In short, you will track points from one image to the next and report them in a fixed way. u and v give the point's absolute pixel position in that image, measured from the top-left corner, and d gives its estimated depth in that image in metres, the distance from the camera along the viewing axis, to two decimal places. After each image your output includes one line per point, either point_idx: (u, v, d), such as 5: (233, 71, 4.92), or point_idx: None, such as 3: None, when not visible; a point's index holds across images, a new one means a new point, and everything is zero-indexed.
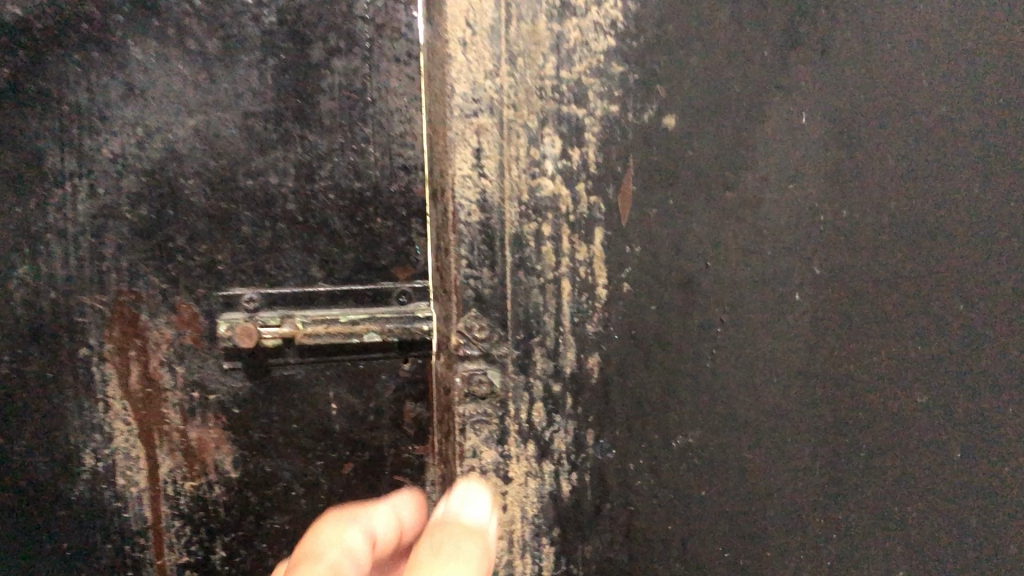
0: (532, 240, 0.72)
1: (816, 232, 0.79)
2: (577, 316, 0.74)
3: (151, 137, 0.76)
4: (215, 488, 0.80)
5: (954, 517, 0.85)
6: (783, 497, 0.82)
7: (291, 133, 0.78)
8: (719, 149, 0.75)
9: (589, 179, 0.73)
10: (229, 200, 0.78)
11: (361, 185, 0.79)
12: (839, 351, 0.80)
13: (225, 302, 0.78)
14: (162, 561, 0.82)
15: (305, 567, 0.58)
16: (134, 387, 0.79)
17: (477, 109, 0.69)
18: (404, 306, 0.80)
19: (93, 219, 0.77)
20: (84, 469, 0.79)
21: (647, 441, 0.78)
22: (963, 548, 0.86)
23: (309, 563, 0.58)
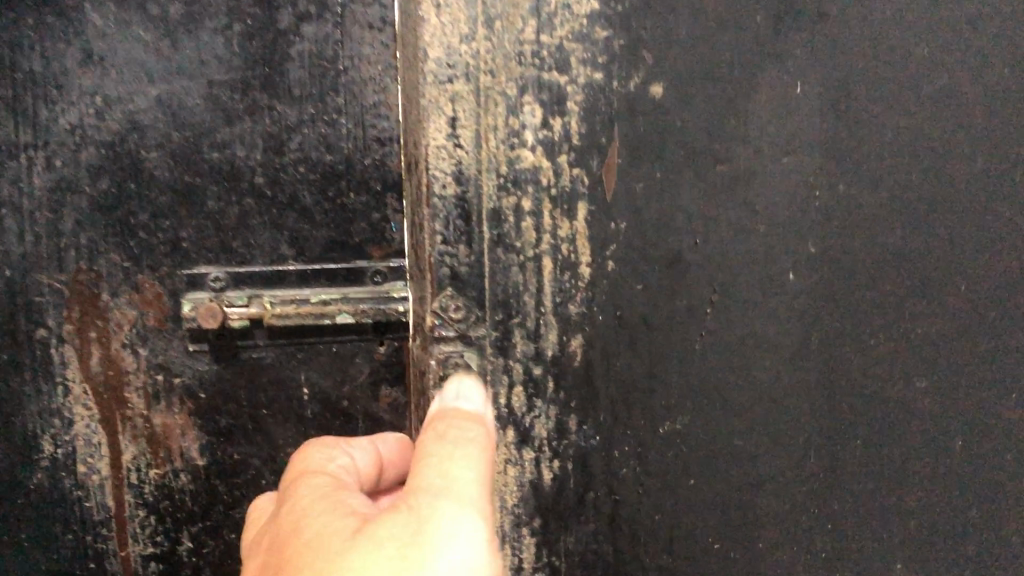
0: (511, 215, 0.68)
1: (811, 208, 0.75)
2: (559, 296, 0.70)
3: (110, 106, 0.72)
4: (181, 476, 0.77)
5: (950, 506, 0.82)
6: (776, 486, 0.78)
7: (258, 103, 0.74)
8: (709, 119, 0.71)
9: (572, 151, 0.69)
10: (194, 173, 0.74)
11: (333, 159, 0.75)
12: (834, 332, 0.77)
13: (190, 281, 0.75)
14: (126, 552, 0.77)
15: (307, 479, 0.56)
16: (95, 370, 0.75)
17: (452, 75, 0.65)
18: (378, 286, 0.76)
19: (50, 193, 0.73)
20: (42, 456, 0.75)
21: (632, 427, 0.74)
22: (960, 538, 0.83)
23: (310, 475, 0.57)
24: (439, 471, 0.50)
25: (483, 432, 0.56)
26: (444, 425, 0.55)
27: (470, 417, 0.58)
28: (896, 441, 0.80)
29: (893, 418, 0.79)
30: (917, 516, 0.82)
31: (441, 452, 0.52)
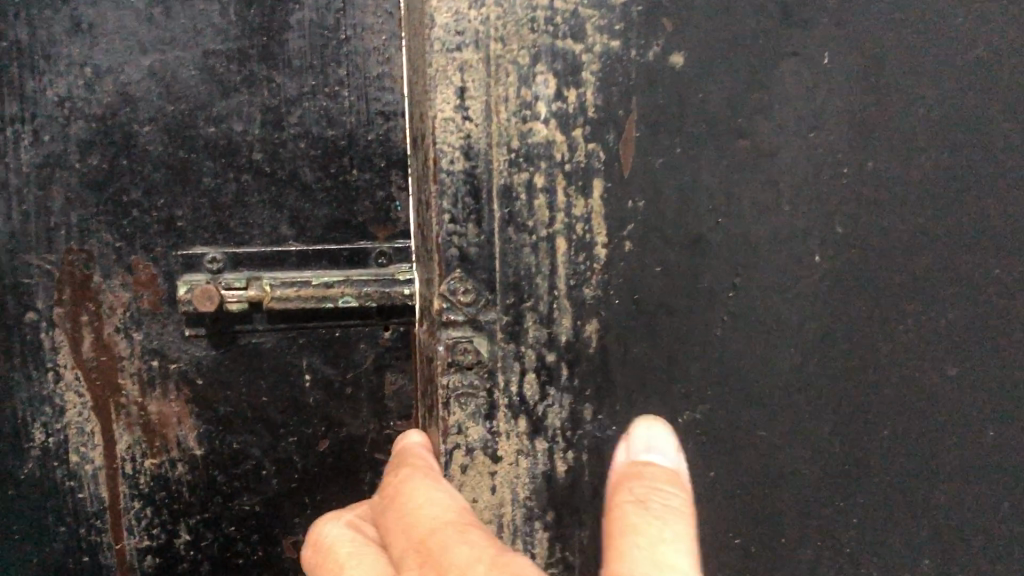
0: (523, 192, 0.64)
1: (842, 185, 0.69)
2: (573, 278, 0.66)
3: (100, 77, 0.69)
4: (178, 466, 0.73)
5: (993, 506, 0.75)
6: (810, 485, 0.73)
7: (256, 75, 0.70)
8: (734, 90, 0.67)
9: (587, 124, 0.65)
10: (188, 148, 0.70)
11: (334, 134, 0.71)
12: (870, 320, 0.71)
13: (185, 262, 0.71)
14: (121, 546, 0.74)
15: (428, 499, 0.56)
16: (88, 356, 0.72)
17: (460, 43, 0.62)
18: (382, 268, 0.72)
19: (38, 169, 0.69)
20: (33, 444, 0.72)
21: (650, 416, 0.69)
22: (1004, 542, 0.76)
23: (431, 493, 0.57)
24: (648, 561, 0.52)
25: (682, 496, 0.58)
26: (647, 488, 0.58)
27: (663, 449, 0.64)
28: (938, 439, 0.74)
29: (934, 413, 0.73)
30: (961, 520, 0.75)
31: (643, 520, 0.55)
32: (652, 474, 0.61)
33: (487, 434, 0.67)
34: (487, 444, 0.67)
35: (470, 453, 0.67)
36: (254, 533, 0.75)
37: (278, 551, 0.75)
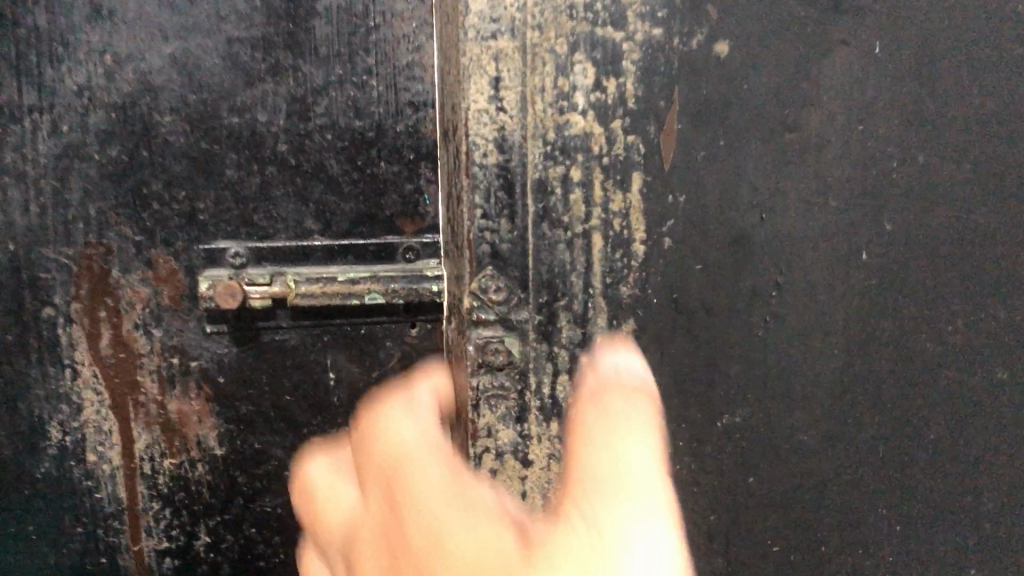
0: (558, 186, 0.61)
1: (892, 181, 0.66)
2: (609, 277, 0.63)
3: (120, 65, 0.66)
4: (198, 466, 0.71)
5: None
6: (855, 493, 0.70)
7: (281, 64, 0.68)
8: (783, 81, 0.63)
9: (627, 116, 0.61)
10: (211, 139, 0.68)
11: (362, 125, 0.69)
12: (920, 323, 0.68)
13: (207, 257, 0.69)
14: (139, 547, 0.72)
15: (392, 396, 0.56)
16: (106, 353, 0.70)
17: (495, 30, 0.58)
18: (411, 264, 0.70)
19: (56, 160, 0.67)
20: (50, 443, 0.70)
21: (688, 420, 0.66)
22: None
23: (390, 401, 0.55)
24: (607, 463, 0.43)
25: (650, 410, 0.46)
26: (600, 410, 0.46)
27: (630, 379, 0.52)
28: (989, 447, 0.71)
29: (987, 421, 0.70)
30: (1014, 531, 0.72)
31: (605, 454, 0.43)
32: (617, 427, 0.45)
33: (518, 438, 0.64)
34: (518, 448, 0.64)
35: (500, 457, 0.64)
36: (276, 535, 0.73)
37: (299, 554, 0.73)
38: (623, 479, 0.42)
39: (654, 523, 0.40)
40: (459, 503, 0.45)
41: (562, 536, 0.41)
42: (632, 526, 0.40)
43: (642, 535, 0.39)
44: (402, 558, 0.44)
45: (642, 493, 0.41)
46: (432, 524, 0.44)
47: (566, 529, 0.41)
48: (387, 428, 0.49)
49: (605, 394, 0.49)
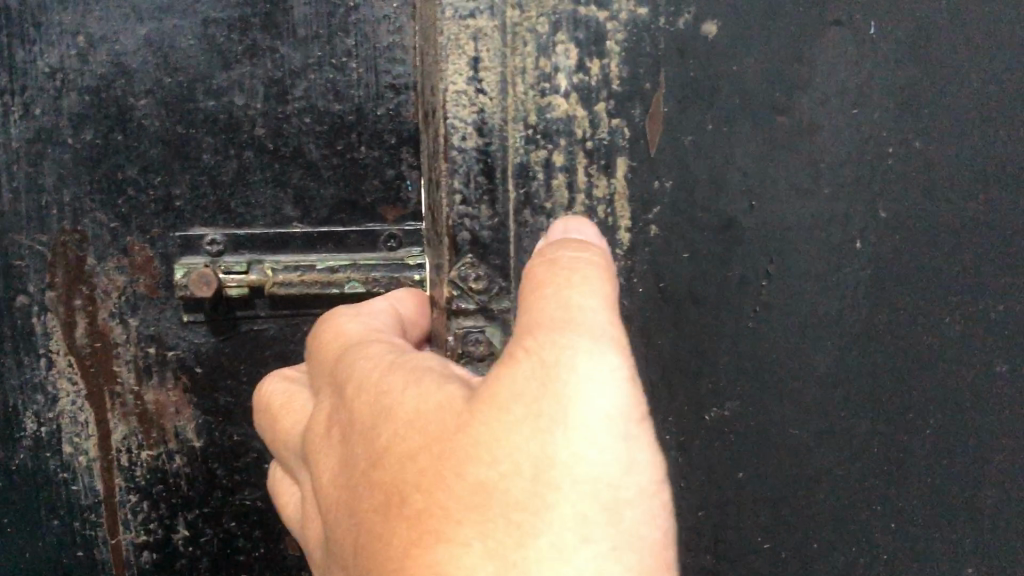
0: (540, 171, 0.59)
1: (887, 167, 0.63)
2: None
3: (94, 47, 0.65)
4: (176, 458, 0.70)
5: None
6: (851, 489, 0.67)
7: (258, 45, 0.66)
8: (773, 61, 0.60)
9: (611, 98, 0.59)
10: (187, 123, 0.66)
11: (342, 108, 0.67)
12: (917, 313, 0.66)
13: (184, 244, 0.67)
14: (117, 540, 0.71)
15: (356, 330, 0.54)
16: (81, 342, 0.68)
17: (474, 10, 0.56)
18: (392, 252, 0.68)
19: (29, 144, 0.66)
20: (25, 434, 0.69)
21: (676, 413, 0.64)
22: None
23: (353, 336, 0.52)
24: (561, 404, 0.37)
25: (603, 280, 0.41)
26: (546, 282, 0.40)
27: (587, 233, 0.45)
28: (991, 442, 0.68)
29: (988, 414, 0.68)
30: (1016, 530, 0.70)
31: (558, 326, 0.38)
32: (555, 274, 0.41)
33: None
34: None
35: None
36: (256, 528, 0.71)
37: (281, 548, 0.71)
38: (566, 324, 0.38)
39: (610, 375, 0.37)
40: (406, 373, 0.42)
41: (500, 431, 0.37)
42: (572, 366, 0.37)
43: (595, 386, 0.37)
44: (356, 426, 0.43)
45: (584, 326, 0.38)
46: (382, 389, 0.42)
47: (502, 417, 0.37)
48: (338, 330, 0.50)
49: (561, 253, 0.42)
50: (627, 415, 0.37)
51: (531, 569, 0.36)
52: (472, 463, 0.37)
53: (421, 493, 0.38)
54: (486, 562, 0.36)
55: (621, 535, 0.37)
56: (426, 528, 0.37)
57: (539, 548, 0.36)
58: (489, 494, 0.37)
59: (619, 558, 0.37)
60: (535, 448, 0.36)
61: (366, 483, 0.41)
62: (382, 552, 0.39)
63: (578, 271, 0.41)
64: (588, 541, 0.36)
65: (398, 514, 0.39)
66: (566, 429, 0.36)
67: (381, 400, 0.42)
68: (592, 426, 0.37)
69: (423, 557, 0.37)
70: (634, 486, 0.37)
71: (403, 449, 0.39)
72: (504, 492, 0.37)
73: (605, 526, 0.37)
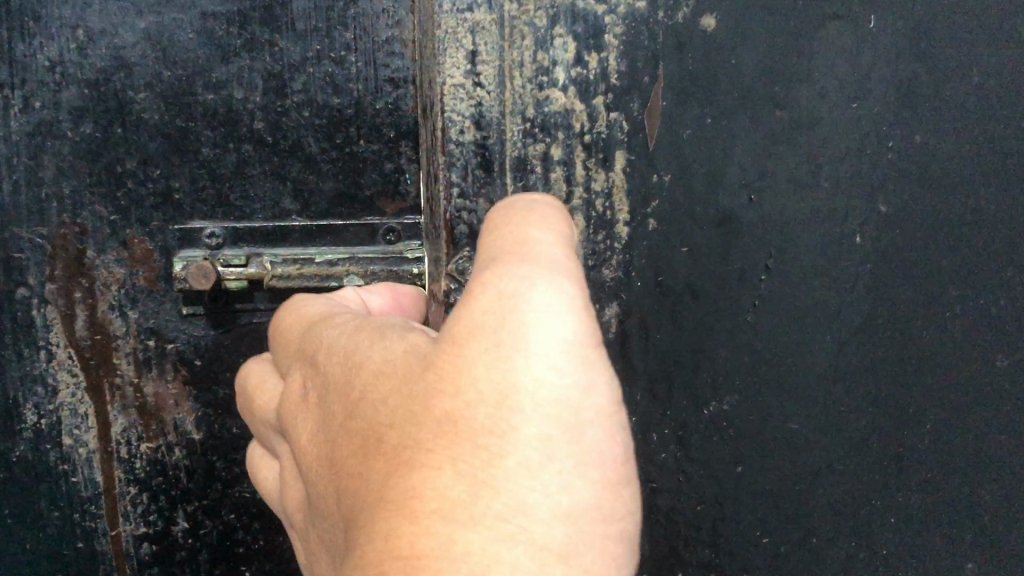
0: (538, 164, 0.59)
1: (888, 161, 0.62)
2: (592, 259, 0.61)
3: (93, 40, 0.65)
4: (175, 450, 0.70)
5: None
6: (852, 486, 0.66)
7: (258, 39, 0.66)
8: (772, 54, 0.60)
9: (609, 92, 0.59)
10: (186, 117, 0.66)
11: (341, 102, 0.67)
12: (921, 309, 0.64)
13: (183, 237, 0.67)
14: (117, 532, 0.71)
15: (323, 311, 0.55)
16: (81, 334, 0.68)
17: (471, 3, 0.57)
18: (390, 246, 0.69)
19: (28, 138, 0.66)
20: (25, 426, 0.69)
21: (673, 407, 0.64)
22: None
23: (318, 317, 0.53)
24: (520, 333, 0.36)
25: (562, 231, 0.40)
26: (508, 228, 0.39)
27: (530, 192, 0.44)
28: (993, 440, 0.67)
29: (992, 413, 0.67)
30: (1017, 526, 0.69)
31: (514, 264, 0.37)
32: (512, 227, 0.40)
33: None
34: None
35: None
36: (256, 520, 0.71)
37: (280, 540, 0.72)
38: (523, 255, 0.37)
39: (556, 290, 0.36)
40: (374, 333, 0.42)
41: (463, 367, 0.36)
42: (523, 285, 0.36)
43: (543, 306, 0.36)
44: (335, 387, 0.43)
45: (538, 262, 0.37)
46: (355, 353, 0.42)
47: (466, 357, 0.36)
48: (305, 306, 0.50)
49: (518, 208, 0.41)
50: (581, 346, 0.36)
51: (503, 488, 0.36)
52: (436, 396, 0.37)
53: (396, 432, 0.38)
54: (457, 486, 0.36)
55: (588, 454, 0.37)
56: (404, 469, 0.38)
57: (510, 469, 0.36)
58: (456, 424, 0.37)
59: (585, 475, 0.37)
60: (498, 378, 0.36)
61: (347, 435, 0.42)
62: (363, 490, 0.40)
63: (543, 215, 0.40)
64: (555, 461, 0.37)
65: (380, 452, 0.39)
66: (525, 356, 0.36)
67: (355, 362, 0.42)
68: (547, 355, 0.36)
69: (402, 485, 0.37)
70: (597, 409, 0.37)
71: (378, 396, 0.40)
72: (470, 419, 0.36)
73: (570, 451, 0.37)
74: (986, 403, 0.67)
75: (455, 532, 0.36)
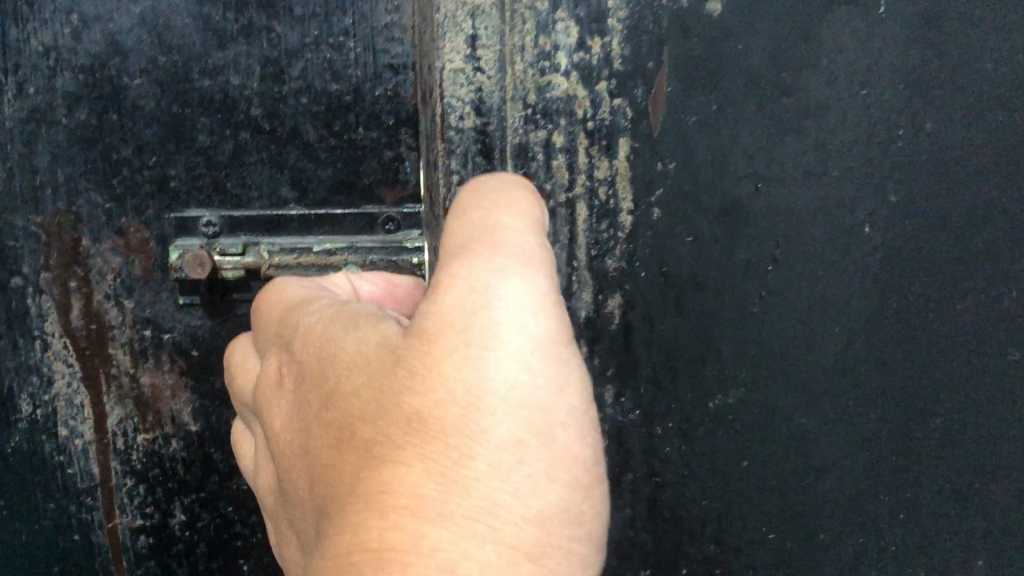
0: (540, 152, 0.59)
1: (898, 150, 0.60)
2: (594, 248, 0.61)
3: (88, 25, 0.64)
4: (172, 442, 0.69)
5: None
6: (863, 487, 0.64)
7: (254, 24, 0.65)
8: (779, 38, 0.58)
9: (613, 77, 0.59)
10: (182, 103, 0.65)
11: (339, 88, 0.66)
12: (938, 307, 0.62)
13: (179, 225, 0.66)
14: (113, 524, 0.70)
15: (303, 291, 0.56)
16: (77, 324, 0.67)
17: None
18: (390, 235, 0.67)
19: (22, 124, 0.65)
20: (20, 417, 0.68)
21: (678, 400, 0.63)
22: None
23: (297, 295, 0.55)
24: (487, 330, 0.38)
25: (530, 208, 0.42)
26: (474, 213, 0.41)
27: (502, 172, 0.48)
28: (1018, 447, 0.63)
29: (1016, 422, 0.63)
30: None
31: (483, 260, 0.39)
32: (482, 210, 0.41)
33: None
34: None
35: None
36: (253, 515, 0.70)
37: None
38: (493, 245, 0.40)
39: (527, 284, 0.39)
40: (347, 321, 0.45)
41: (435, 362, 0.39)
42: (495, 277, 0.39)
43: (512, 299, 0.38)
44: (311, 376, 0.45)
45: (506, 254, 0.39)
46: (331, 342, 0.44)
47: (441, 351, 0.39)
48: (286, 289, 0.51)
49: (482, 187, 0.43)
50: (547, 340, 0.39)
51: (472, 487, 0.39)
52: (406, 394, 0.39)
53: (368, 426, 0.41)
54: (427, 481, 0.39)
55: (558, 454, 0.40)
56: (378, 461, 0.40)
57: (479, 469, 0.39)
58: (424, 419, 0.39)
59: (554, 476, 0.40)
60: (469, 375, 0.38)
61: (323, 424, 0.44)
62: (339, 481, 0.42)
63: (513, 198, 0.42)
64: (524, 462, 0.39)
65: (351, 444, 0.42)
66: (493, 353, 0.38)
67: (331, 351, 0.44)
68: (512, 351, 0.39)
69: (374, 479, 0.40)
70: (568, 405, 0.40)
71: (352, 388, 0.42)
72: (438, 419, 0.39)
73: (538, 450, 0.40)
74: (1021, 409, 0.63)
75: (423, 528, 0.38)
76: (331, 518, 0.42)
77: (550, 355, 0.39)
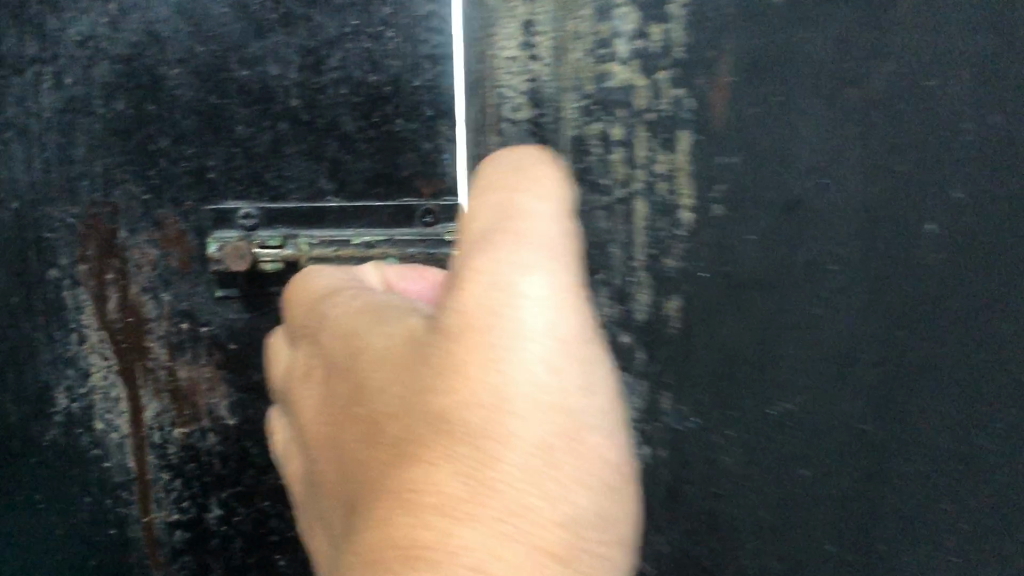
0: (597, 147, 0.51)
1: None
2: (651, 249, 0.50)
3: (126, 14, 0.63)
4: (209, 436, 0.69)
5: None
6: None
7: (293, 14, 0.64)
8: None
9: (676, 65, 0.47)
10: (220, 94, 0.64)
11: (379, 79, 0.65)
12: None
13: (217, 217, 0.65)
14: (149, 518, 0.70)
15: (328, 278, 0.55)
16: (114, 317, 0.67)
17: None
18: (428, 228, 0.66)
19: (60, 114, 0.64)
20: (57, 410, 0.68)
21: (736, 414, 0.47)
22: None
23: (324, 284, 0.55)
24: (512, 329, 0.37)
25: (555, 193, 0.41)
26: (495, 201, 0.40)
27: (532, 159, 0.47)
28: None
29: None
30: None
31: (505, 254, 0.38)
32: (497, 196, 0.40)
33: None
34: None
35: None
36: (290, 509, 0.70)
37: None
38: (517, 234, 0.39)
39: (549, 280, 0.38)
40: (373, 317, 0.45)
41: (458, 361, 0.38)
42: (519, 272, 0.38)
43: (535, 296, 0.37)
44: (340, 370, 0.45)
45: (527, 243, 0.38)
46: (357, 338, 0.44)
47: (466, 348, 0.37)
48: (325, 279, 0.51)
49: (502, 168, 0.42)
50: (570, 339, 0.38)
51: (502, 490, 0.37)
52: (433, 391, 0.38)
53: (396, 424, 0.40)
54: (453, 482, 0.37)
55: (587, 457, 0.39)
56: (401, 459, 0.39)
57: (509, 473, 0.37)
58: (450, 420, 0.38)
59: (584, 479, 0.39)
60: (495, 377, 0.37)
61: (351, 420, 0.43)
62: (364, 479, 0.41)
63: (533, 174, 0.41)
64: (554, 465, 0.38)
65: (376, 445, 0.41)
66: (518, 353, 0.37)
67: (357, 346, 0.44)
68: (536, 351, 0.37)
69: (397, 480, 0.38)
70: (592, 406, 0.39)
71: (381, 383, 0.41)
72: (464, 421, 0.37)
73: (565, 453, 0.38)
74: None
75: (451, 527, 0.36)
76: (357, 516, 0.41)
77: (573, 354, 0.38)
